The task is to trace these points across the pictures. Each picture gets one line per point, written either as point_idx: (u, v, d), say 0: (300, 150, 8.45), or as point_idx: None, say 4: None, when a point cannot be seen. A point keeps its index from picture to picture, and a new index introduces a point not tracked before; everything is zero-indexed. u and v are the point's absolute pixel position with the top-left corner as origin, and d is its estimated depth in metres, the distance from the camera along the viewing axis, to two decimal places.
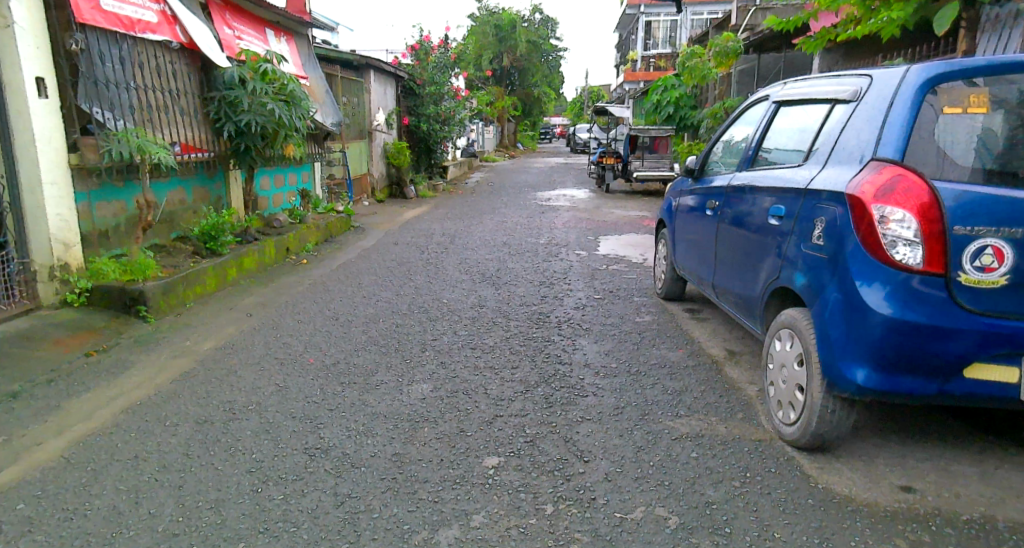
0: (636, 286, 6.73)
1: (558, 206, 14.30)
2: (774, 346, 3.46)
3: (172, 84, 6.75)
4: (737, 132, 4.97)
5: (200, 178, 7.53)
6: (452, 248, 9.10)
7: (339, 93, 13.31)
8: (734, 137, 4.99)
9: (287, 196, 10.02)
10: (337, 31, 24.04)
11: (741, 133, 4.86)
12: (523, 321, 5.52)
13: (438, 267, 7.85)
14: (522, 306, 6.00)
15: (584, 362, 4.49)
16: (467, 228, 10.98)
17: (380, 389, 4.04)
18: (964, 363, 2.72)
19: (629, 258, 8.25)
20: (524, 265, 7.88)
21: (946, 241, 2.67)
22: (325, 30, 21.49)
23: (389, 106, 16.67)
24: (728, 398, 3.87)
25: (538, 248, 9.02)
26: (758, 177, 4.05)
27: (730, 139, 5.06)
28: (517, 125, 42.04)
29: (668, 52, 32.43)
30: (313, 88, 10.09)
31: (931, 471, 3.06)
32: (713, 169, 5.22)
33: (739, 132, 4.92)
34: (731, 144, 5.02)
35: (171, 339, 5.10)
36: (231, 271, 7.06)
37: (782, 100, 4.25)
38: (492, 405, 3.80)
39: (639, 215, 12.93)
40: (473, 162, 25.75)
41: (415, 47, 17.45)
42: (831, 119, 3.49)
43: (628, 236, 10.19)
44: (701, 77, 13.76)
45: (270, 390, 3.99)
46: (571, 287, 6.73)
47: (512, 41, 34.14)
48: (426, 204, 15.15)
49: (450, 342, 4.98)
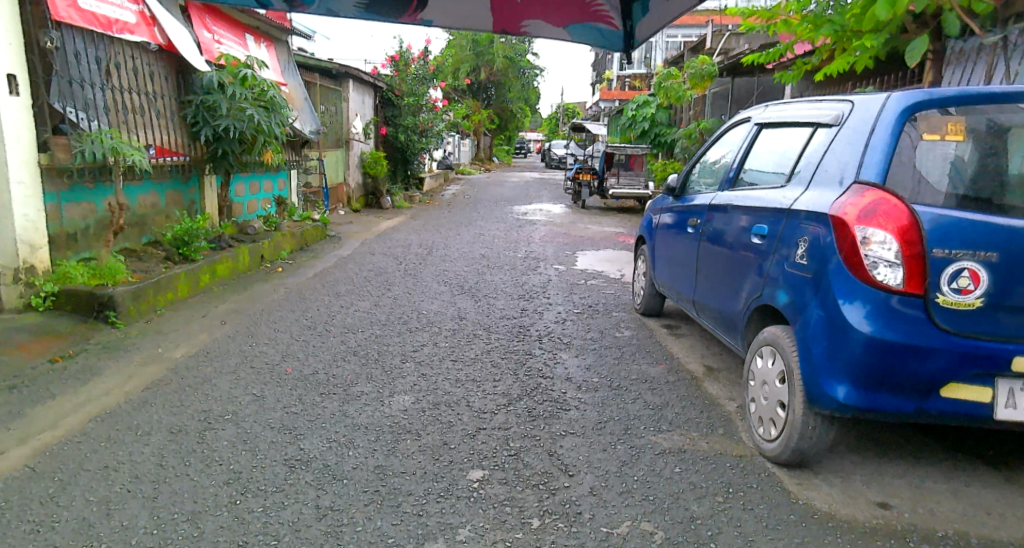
0: (614, 301, 6.77)
1: (535, 220, 14.37)
2: (755, 363, 3.49)
3: (148, 86, 6.61)
4: (717, 152, 5.04)
5: (174, 183, 7.39)
6: (428, 259, 9.08)
7: (319, 101, 13.25)
8: (714, 158, 5.07)
9: (263, 203, 9.90)
10: (315, 38, 23.95)
11: (721, 154, 4.92)
12: (503, 334, 5.51)
13: (415, 278, 7.81)
14: (501, 319, 6.00)
15: (566, 376, 4.49)
16: (445, 240, 10.96)
17: (360, 399, 4.00)
18: (941, 382, 2.78)
19: (607, 274, 8.31)
20: (503, 277, 7.88)
21: (925, 262, 2.73)
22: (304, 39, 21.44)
23: (367, 116, 16.63)
24: (708, 414, 3.89)
25: (516, 261, 9.04)
26: (740, 197, 4.10)
27: (710, 159, 5.14)
28: (493, 140, 42.21)
29: (642, 72, 32.92)
30: (291, 95, 10.03)
31: (906, 487, 3.11)
32: (693, 187, 5.28)
33: (720, 153, 4.98)
34: (712, 163, 5.09)
35: (142, 345, 4.98)
36: (204, 277, 6.93)
37: (763, 123, 4.31)
38: (474, 417, 3.78)
39: (615, 231, 13.04)
40: (449, 176, 25.80)
41: (394, 57, 17.58)
42: (813, 142, 3.55)
43: (605, 252, 10.25)
44: (676, 97, 13.96)
45: (246, 400, 3.92)
46: (550, 300, 6.75)
47: (490, 56, 34.45)
48: (402, 215, 15.09)
49: (430, 353, 4.95)
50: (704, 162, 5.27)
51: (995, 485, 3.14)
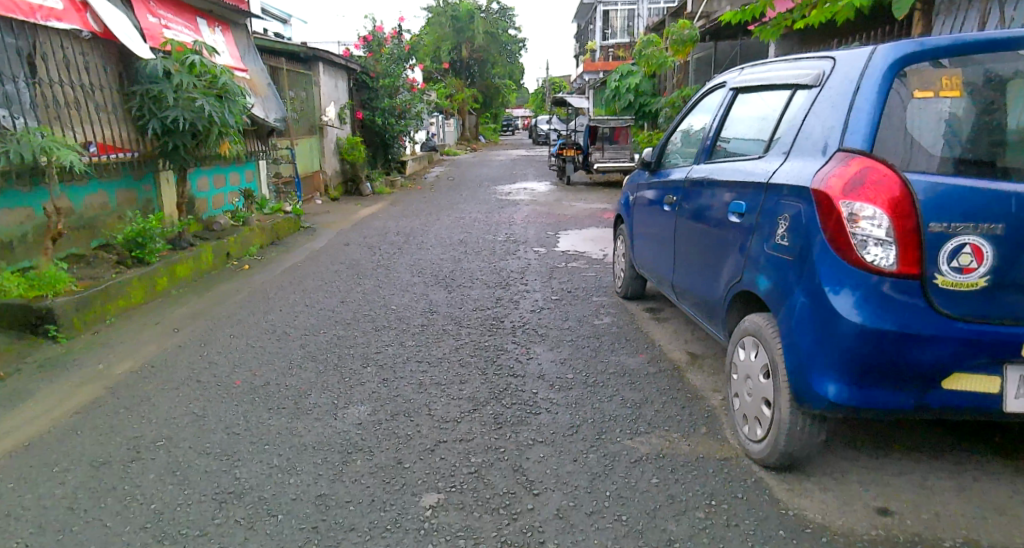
0: (596, 285, 6.43)
1: (519, 200, 14.00)
2: (737, 356, 3.13)
3: (84, 78, 6.24)
4: (694, 122, 4.66)
5: (125, 180, 7.02)
6: (404, 248, 8.72)
7: (287, 87, 12.77)
8: (691, 127, 4.68)
9: (229, 196, 9.53)
10: (289, 23, 23.36)
11: (697, 124, 4.55)
12: (474, 328, 5.18)
13: (388, 270, 7.45)
14: (474, 311, 5.65)
15: (538, 373, 4.16)
16: (424, 226, 10.58)
17: (311, 413, 3.67)
18: (942, 373, 2.45)
19: (589, 254, 7.97)
20: (480, 264, 7.54)
21: (921, 238, 2.38)
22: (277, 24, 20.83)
23: (342, 100, 16.14)
24: (690, 410, 3.56)
25: (495, 245, 8.68)
26: (718, 170, 3.74)
27: (686, 129, 4.77)
28: (479, 118, 41.59)
29: (626, 41, 32.25)
30: (253, 82, 9.62)
31: (907, 487, 2.80)
32: (670, 161, 4.91)
33: (696, 122, 4.61)
34: (688, 134, 4.72)
35: (84, 362, 4.64)
36: (161, 280, 6.62)
37: (739, 87, 3.93)
38: (435, 428, 3.45)
39: (600, 207, 12.68)
40: (432, 157, 25.31)
41: (367, 38, 17.11)
42: (793, 105, 3.18)
43: (589, 230, 9.90)
44: (657, 65, 13.51)
45: (186, 422, 3.59)
46: (528, 287, 6.40)
47: (470, 32, 33.78)
48: (382, 201, 14.68)
49: (394, 354, 4.61)
50: (680, 133, 4.90)
51: (1005, 479, 2.83)
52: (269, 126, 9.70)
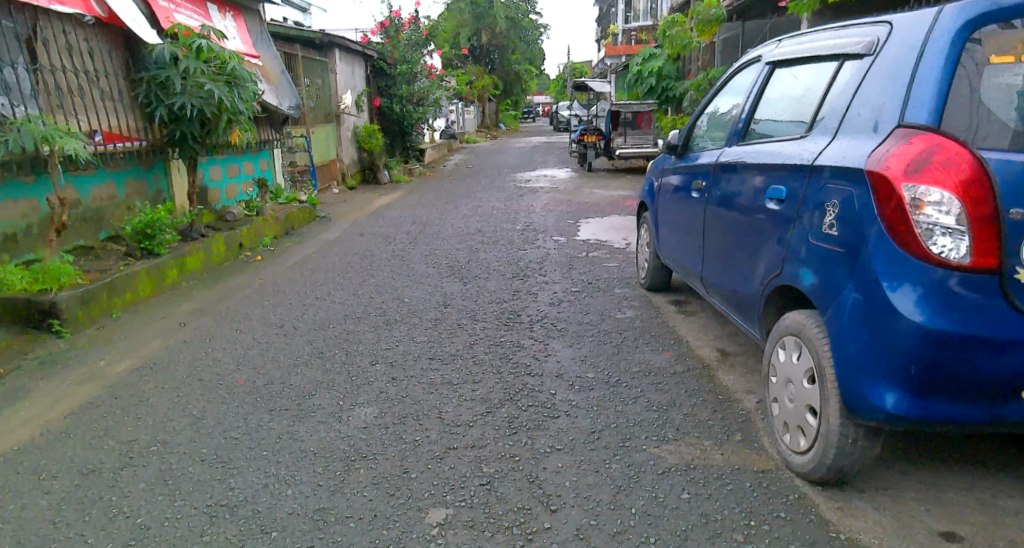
0: (617, 276, 6.14)
1: (538, 188, 13.71)
2: (777, 357, 2.83)
3: (88, 65, 6.09)
4: (724, 102, 4.33)
5: (133, 169, 6.85)
6: (419, 238, 8.49)
7: (302, 74, 12.58)
8: (721, 108, 4.35)
9: (243, 186, 9.36)
10: (310, 12, 23.28)
11: (727, 104, 4.21)
12: (490, 322, 4.92)
13: (403, 261, 7.22)
14: (489, 304, 5.40)
15: (556, 372, 3.90)
16: (441, 215, 10.34)
17: (314, 416, 3.44)
18: (1020, 381, 2.14)
19: (611, 244, 7.67)
20: (497, 254, 7.28)
21: (997, 227, 2.07)
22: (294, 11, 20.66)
23: (358, 88, 15.93)
24: (723, 415, 3.27)
25: (514, 234, 8.42)
26: (752, 153, 3.41)
27: (716, 109, 4.43)
28: (498, 106, 41.22)
29: (649, 25, 31.65)
30: (266, 69, 9.44)
31: (970, 506, 2.50)
32: (698, 144, 4.58)
33: (726, 102, 4.27)
34: (718, 115, 4.39)
35: (85, 359, 4.48)
36: (170, 272, 6.47)
37: (775, 62, 3.59)
38: (444, 434, 3.21)
39: (622, 194, 12.36)
40: (451, 145, 25.07)
41: (383, 24, 16.88)
42: (840, 79, 2.84)
43: (610, 218, 9.60)
44: (682, 47, 13.09)
45: (182, 425, 3.39)
46: (546, 279, 6.13)
47: (489, 18, 33.37)
48: (400, 190, 14.47)
49: (405, 351, 4.37)
50: (709, 114, 4.57)
51: None
52: (282, 114, 9.52)
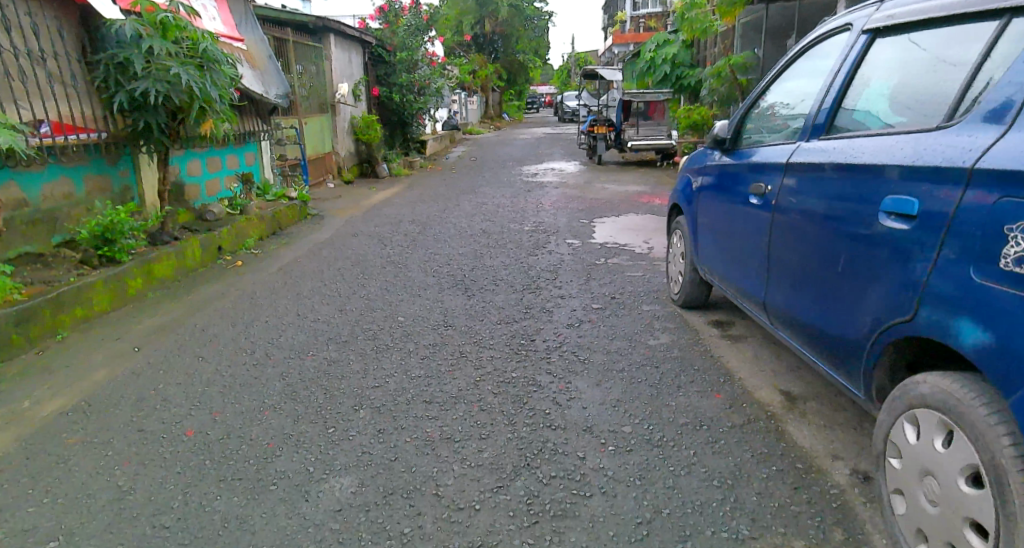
0: (644, 289, 5.34)
1: (546, 182, 12.91)
2: (908, 441, 2.04)
3: (31, 44, 5.38)
4: (791, 86, 3.49)
5: (95, 164, 6.06)
6: (418, 240, 7.71)
7: (295, 61, 11.77)
8: (787, 94, 3.51)
9: (227, 181, 8.58)
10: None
11: (796, 88, 3.40)
12: (498, 350, 4.14)
13: (399, 268, 6.44)
14: (497, 325, 4.62)
15: (583, 423, 3.11)
16: (442, 213, 9.54)
17: (274, 490, 2.67)
18: None
19: (631, 248, 6.87)
20: (504, 261, 6.48)
21: None
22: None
23: (356, 76, 15.11)
24: (811, 496, 2.48)
25: (523, 237, 7.62)
26: (849, 148, 2.59)
27: (778, 96, 3.62)
28: (503, 96, 40.31)
29: (658, 12, 30.67)
30: (250, 53, 8.63)
31: None
32: (753, 138, 3.76)
33: (794, 86, 3.46)
34: (782, 103, 3.57)
35: (8, 396, 3.71)
36: (134, 281, 5.69)
37: (875, 28, 2.78)
38: (441, 522, 2.44)
39: (636, 190, 11.56)
40: (454, 137, 24.22)
41: (382, 9, 16.04)
42: (1012, 46, 2.04)
43: (627, 218, 8.81)
44: (701, 30, 12.23)
45: (103, 502, 2.63)
46: (562, 292, 5.34)
47: (494, 6, 32.40)
48: (399, 184, 13.67)
49: (395, 390, 3.59)
50: (767, 103, 3.75)
51: None
52: (269, 103, 8.72)
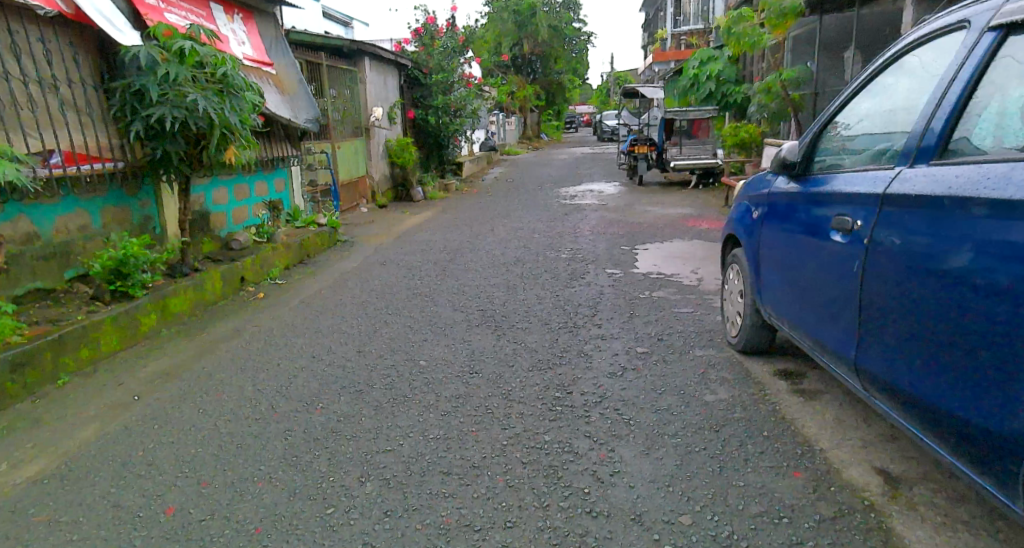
0: (696, 329, 4.78)
1: (584, 204, 12.44)
2: None
3: (44, 71, 5.12)
4: (883, 100, 2.94)
5: (113, 195, 5.79)
6: (449, 270, 7.31)
7: (328, 84, 11.57)
8: (879, 109, 2.96)
9: (256, 209, 8.28)
10: (350, 25, 22.50)
11: (892, 103, 2.85)
12: (530, 405, 3.63)
13: (426, 302, 6.01)
14: (531, 373, 4.12)
15: (633, 511, 2.58)
16: (476, 240, 9.12)
17: None
18: None
19: (677, 279, 6.32)
20: (540, 295, 5.99)
21: None
22: (333, 22, 19.92)
23: (392, 99, 14.89)
24: None
25: (559, 266, 7.12)
26: (992, 179, 2.03)
27: (866, 112, 3.07)
28: (541, 117, 40.05)
29: (700, 29, 30.07)
30: (280, 78, 8.36)
31: None
32: (834, 162, 3.20)
33: (885, 100, 2.92)
34: (868, 121, 3.04)
35: None
36: (149, 318, 5.34)
37: (1005, 25, 2.23)
38: None
39: (680, 213, 10.98)
40: (490, 158, 23.90)
41: (418, 31, 15.83)
42: None
43: (671, 244, 8.28)
44: (750, 45, 11.65)
45: None
46: (602, 332, 4.83)
47: (532, 26, 32.22)
48: (433, 208, 13.32)
49: (411, 457, 3.11)
50: (848, 121, 3.22)
51: None
52: (298, 128, 8.42)
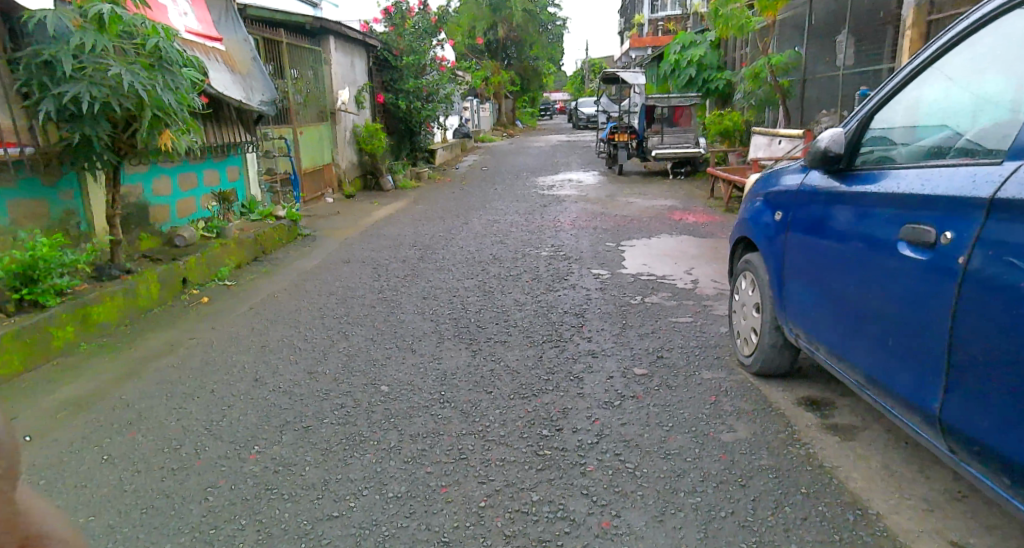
0: (699, 344, 4.19)
1: (563, 195, 11.81)
2: None
3: None
4: (966, 85, 2.39)
5: (24, 186, 5.03)
6: (418, 270, 6.64)
7: (289, 65, 10.74)
8: (959, 96, 2.42)
9: (204, 200, 7.51)
10: (320, 6, 21.53)
11: (983, 89, 2.30)
12: (512, 448, 3.02)
13: (393, 308, 5.34)
14: (512, 402, 3.49)
15: None
16: (449, 234, 8.46)
17: None
18: None
19: (670, 282, 5.74)
20: (520, 301, 5.36)
21: None
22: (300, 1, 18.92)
23: (360, 82, 14.07)
24: None
25: (540, 266, 6.49)
26: None
27: (938, 101, 2.53)
28: (516, 103, 39.28)
29: (678, 15, 29.54)
30: (230, 56, 7.58)
31: None
32: (895, 158, 2.65)
33: (970, 83, 2.37)
34: (942, 110, 2.50)
35: None
36: (64, 330, 4.58)
37: None
38: None
39: (665, 205, 10.42)
40: (465, 145, 23.14)
41: (388, 10, 14.95)
42: None
43: (659, 240, 7.70)
44: (738, 27, 11.09)
45: None
46: (593, 347, 4.22)
47: (507, 10, 31.38)
48: (404, 198, 12.60)
49: (364, 525, 2.48)
50: (910, 110, 2.66)
51: None
52: (253, 111, 7.66)
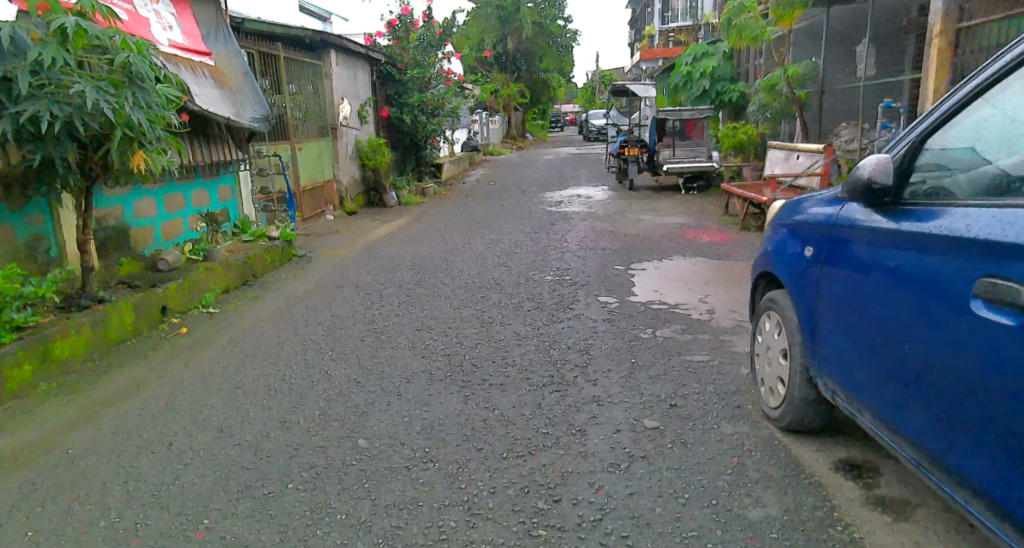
0: (718, 389, 3.74)
1: (570, 212, 11.38)
2: None
3: None
4: None
5: None
6: (414, 296, 6.23)
7: (287, 79, 10.43)
8: None
9: (192, 221, 7.14)
10: (327, 20, 21.36)
11: None
12: (501, 526, 2.58)
13: (382, 341, 4.93)
14: (505, 462, 3.05)
15: None
16: (450, 255, 8.06)
17: None
18: None
19: (683, 312, 5.29)
20: (520, 334, 4.94)
21: None
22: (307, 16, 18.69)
23: (363, 96, 13.75)
24: None
25: (544, 293, 6.07)
26: None
27: (1005, 122, 2.11)
28: (526, 116, 39.00)
29: (689, 25, 29.17)
30: (220, 71, 7.24)
31: None
32: (951, 190, 2.24)
33: None
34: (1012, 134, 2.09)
35: None
36: (20, 370, 4.20)
37: None
38: None
39: (677, 222, 9.99)
40: (473, 158, 22.81)
41: (392, 23, 14.59)
42: None
43: (671, 262, 7.26)
44: (752, 38, 10.66)
45: None
46: (598, 393, 3.78)
47: (516, 23, 31.15)
48: (407, 215, 12.23)
49: None
50: (971, 133, 2.24)
51: None
52: (244, 128, 7.31)
